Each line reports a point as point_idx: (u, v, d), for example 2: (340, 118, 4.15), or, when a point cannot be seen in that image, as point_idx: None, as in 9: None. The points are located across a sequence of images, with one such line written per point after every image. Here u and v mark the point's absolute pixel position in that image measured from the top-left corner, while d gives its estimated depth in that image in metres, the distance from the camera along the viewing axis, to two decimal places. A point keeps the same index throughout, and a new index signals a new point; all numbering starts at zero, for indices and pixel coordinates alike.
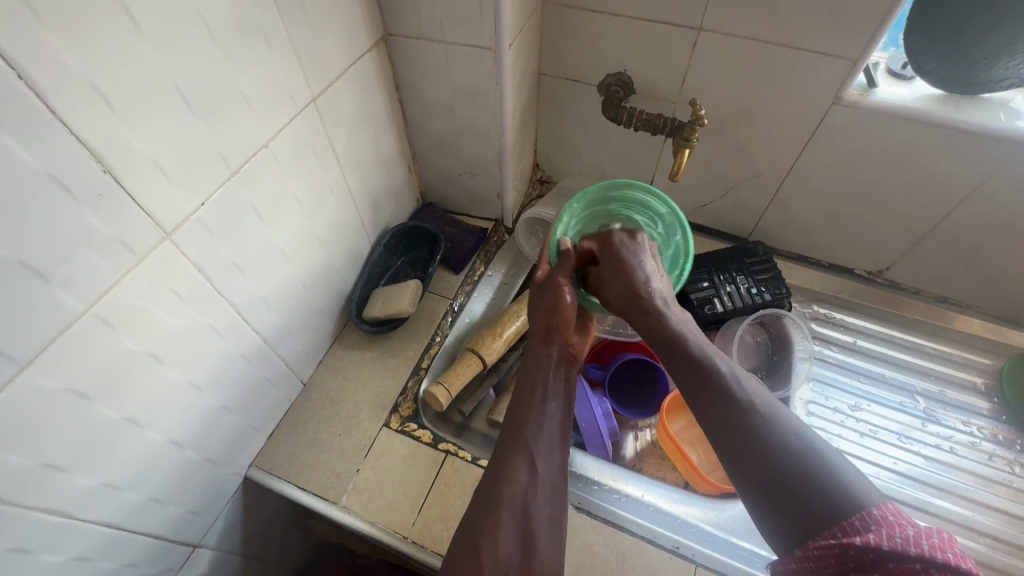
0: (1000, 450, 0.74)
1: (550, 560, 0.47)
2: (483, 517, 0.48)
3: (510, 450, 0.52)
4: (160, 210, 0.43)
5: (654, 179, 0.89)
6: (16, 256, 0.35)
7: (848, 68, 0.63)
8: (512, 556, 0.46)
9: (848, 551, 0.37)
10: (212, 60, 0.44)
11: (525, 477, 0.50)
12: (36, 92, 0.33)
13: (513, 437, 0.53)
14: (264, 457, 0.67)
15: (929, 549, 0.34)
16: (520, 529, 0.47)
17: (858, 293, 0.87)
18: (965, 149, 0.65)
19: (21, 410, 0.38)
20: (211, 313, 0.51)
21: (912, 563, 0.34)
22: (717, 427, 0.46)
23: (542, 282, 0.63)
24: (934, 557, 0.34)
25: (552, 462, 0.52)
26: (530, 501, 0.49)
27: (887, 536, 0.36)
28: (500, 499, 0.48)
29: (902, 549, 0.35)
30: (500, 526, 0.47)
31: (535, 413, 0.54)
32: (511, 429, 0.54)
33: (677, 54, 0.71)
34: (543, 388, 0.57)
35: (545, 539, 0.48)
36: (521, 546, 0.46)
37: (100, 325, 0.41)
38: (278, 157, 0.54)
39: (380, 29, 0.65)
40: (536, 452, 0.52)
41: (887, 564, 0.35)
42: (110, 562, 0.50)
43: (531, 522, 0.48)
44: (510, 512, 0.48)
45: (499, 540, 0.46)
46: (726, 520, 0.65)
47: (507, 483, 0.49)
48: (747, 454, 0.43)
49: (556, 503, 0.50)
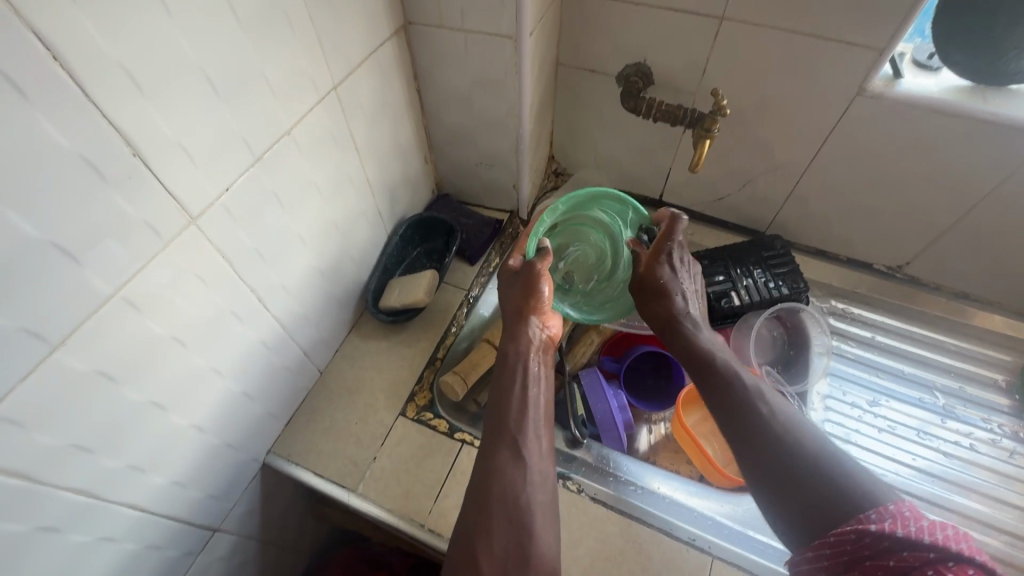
0: (1021, 448, 0.73)
1: (546, 549, 0.46)
2: (478, 513, 0.48)
3: (501, 444, 0.52)
4: (186, 193, 0.43)
5: (671, 171, 0.88)
6: (47, 236, 0.35)
7: (873, 58, 0.62)
8: (508, 546, 0.45)
9: (863, 539, 0.39)
10: (237, 44, 0.44)
11: (517, 469, 0.50)
12: (67, 71, 0.33)
13: (500, 431, 0.53)
14: (282, 443, 0.67)
15: (942, 539, 0.36)
16: (511, 522, 0.47)
17: (876, 288, 0.86)
18: (990, 142, 0.64)
19: (49, 391, 0.38)
20: (233, 298, 0.52)
21: (926, 552, 0.36)
22: (744, 439, 0.49)
23: (513, 273, 0.65)
24: (947, 547, 0.36)
25: (541, 450, 0.52)
26: (519, 492, 0.48)
27: (901, 524, 0.38)
28: (493, 494, 0.48)
29: (916, 538, 0.37)
30: (493, 521, 0.47)
31: (516, 403, 0.54)
32: (495, 424, 0.54)
33: (698, 45, 0.70)
34: (524, 379, 0.57)
35: (540, 523, 0.47)
36: (515, 535, 0.46)
37: (127, 308, 0.42)
38: (299, 145, 0.54)
39: (400, 17, 0.65)
40: (524, 443, 0.52)
41: (901, 552, 0.37)
42: (132, 544, 0.51)
43: (524, 511, 0.47)
44: (503, 505, 0.48)
45: (493, 532, 0.46)
46: (742, 513, 0.64)
47: (498, 478, 0.49)
48: (766, 455, 0.47)
49: (549, 488, 0.50)
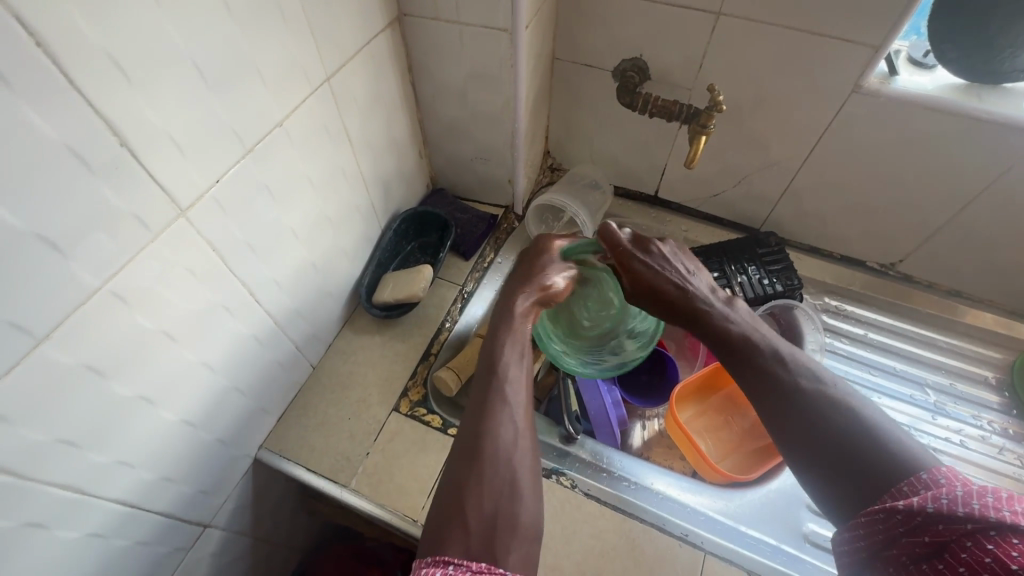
0: (1010, 445, 0.73)
1: (531, 510, 0.46)
2: (467, 471, 0.46)
3: (491, 411, 0.49)
4: (175, 185, 0.43)
5: (667, 168, 0.88)
6: (30, 227, 0.34)
7: (869, 56, 0.62)
8: (498, 507, 0.45)
9: (896, 516, 0.37)
10: (228, 34, 0.43)
11: (510, 433, 0.48)
12: (51, 59, 0.32)
13: (484, 405, 0.50)
14: (274, 439, 0.67)
15: (980, 508, 0.34)
16: (504, 480, 0.46)
17: (869, 285, 0.86)
18: (984, 140, 0.64)
19: (37, 385, 0.37)
20: (224, 292, 0.51)
21: (963, 525, 0.34)
22: (772, 413, 0.47)
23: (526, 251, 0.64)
24: (986, 516, 0.34)
25: (527, 419, 0.51)
26: (511, 458, 0.47)
27: (934, 497, 0.36)
28: (485, 456, 0.47)
29: (950, 509, 0.35)
30: (484, 481, 0.45)
31: (508, 380, 0.52)
32: (480, 396, 0.51)
33: (695, 40, 0.69)
34: (519, 349, 0.54)
35: (528, 490, 0.47)
36: (504, 496, 0.45)
37: (114, 302, 0.41)
38: (291, 137, 0.54)
39: (394, 8, 0.64)
40: (512, 419, 0.49)
41: (937, 526, 0.35)
42: (120, 539, 0.50)
43: (513, 473, 0.47)
44: (494, 468, 0.46)
45: (483, 493, 0.45)
46: (735, 509, 0.64)
47: (490, 439, 0.48)
48: (795, 427, 0.45)
49: (534, 467, 0.48)
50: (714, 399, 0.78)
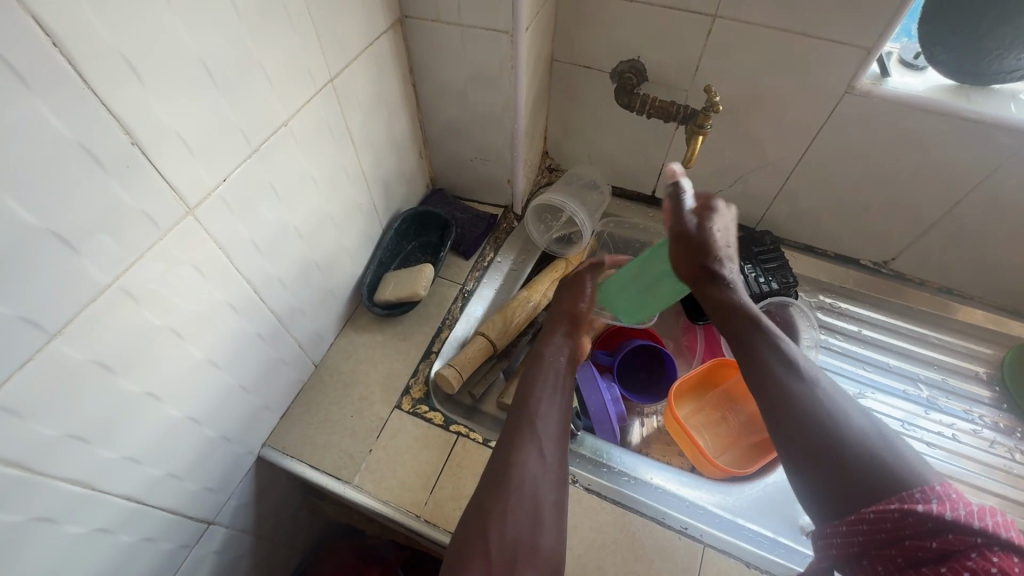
0: (1001, 438, 0.75)
1: (552, 542, 0.50)
2: (493, 498, 0.51)
3: (521, 438, 0.55)
4: (183, 183, 0.43)
5: (664, 168, 0.89)
6: (45, 224, 0.35)
7: (862, 58, 0.64)
8: (521, 537, 0.49)
9: (907, 518, 0.38)
10: (235, 35, 0.43)
11: (534, 463, 0.53)
12: (66, 59, 0.33)
13: (517, 428, 0.56)
14: (278, 437, 0.67)
15: (992, 525, 0.35)
16: (529, 514, 0.50)
17: (863, 283, 0.88)
18: (973, 140, 0.66)
19: (48, 380, 0.38)
20: (231, 289, 0.52)
21: (974, 537, 0.35)
22: (784, 426, 0.47)
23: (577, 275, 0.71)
24: (998, 534, 0.35)
25: (557, 449, 0.55)
26: (537, 485, 0.52)
27: (950, 507, 0.37)
28: (510, 485, 0.51)
29: (965, 521, 0.36)
30: (506, 509, 0.50)
31: (542, 405, 0.57)
32: (516, 420, 0.57)
33: (691, 41, 0.71)
34: (552, 383, 0.60)
35: (549, 517, 0.51)
36: (529, 525, 0.49)
37: (125, 299, 0.42)
38: (297, 137, 0.54)
39: (397, 11, 0.65)
40: (542, 443, 0.54)
41: (946, 535, 0.36)
42: (128, 535, 0.50)
43: (536, 504, 0.51)
44: (518, 495, 0.51)
45: (508, 520, 0.49)
46: (732, 502, 0.66)
47: (516, 468, 0.52)
48: (805, 437, 0.46)
49: (559, 485, 0.53)
50: (710, 394, 0.78)
